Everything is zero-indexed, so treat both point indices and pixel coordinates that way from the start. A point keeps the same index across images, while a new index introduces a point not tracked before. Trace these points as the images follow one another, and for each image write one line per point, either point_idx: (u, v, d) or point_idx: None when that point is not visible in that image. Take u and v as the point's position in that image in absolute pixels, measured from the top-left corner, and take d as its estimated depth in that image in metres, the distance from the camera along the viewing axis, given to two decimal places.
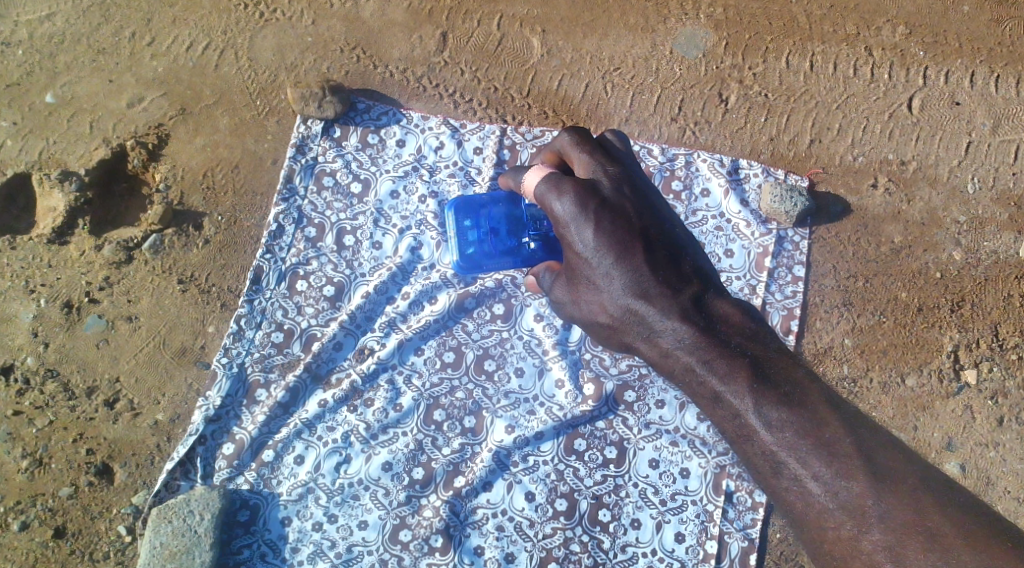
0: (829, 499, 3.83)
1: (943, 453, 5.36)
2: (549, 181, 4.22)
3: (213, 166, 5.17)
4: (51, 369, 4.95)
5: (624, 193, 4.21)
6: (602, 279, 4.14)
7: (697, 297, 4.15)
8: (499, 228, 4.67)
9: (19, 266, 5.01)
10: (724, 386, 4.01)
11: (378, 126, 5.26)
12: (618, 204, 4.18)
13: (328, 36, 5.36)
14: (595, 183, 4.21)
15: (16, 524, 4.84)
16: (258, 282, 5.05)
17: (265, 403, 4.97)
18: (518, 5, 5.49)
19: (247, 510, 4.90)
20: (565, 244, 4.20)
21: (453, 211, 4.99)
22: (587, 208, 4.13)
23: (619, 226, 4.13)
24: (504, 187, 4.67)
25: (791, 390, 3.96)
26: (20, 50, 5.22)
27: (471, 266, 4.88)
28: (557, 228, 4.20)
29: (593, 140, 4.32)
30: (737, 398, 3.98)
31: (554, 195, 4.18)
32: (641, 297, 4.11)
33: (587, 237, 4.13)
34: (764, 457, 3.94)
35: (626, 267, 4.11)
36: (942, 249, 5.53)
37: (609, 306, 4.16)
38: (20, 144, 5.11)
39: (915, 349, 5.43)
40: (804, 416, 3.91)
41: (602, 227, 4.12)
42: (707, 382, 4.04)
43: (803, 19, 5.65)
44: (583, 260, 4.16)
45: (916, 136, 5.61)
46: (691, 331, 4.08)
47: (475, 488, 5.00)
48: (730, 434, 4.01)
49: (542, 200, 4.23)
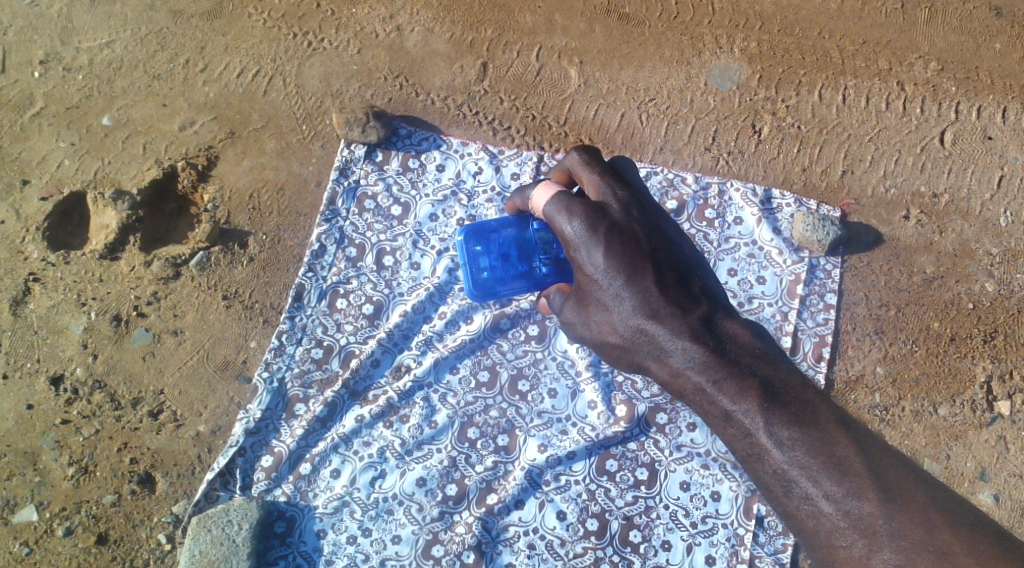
0: (840, 517, 3.87)
1: (977, 482, 5.34)
2: (559, 203, 4.33)
3: (259, 187, 5.36)
4: (98, 380, 5.12)
5: (633, 216, 4.32)
6: (612, 300, 4.25)
7: (707, 317, 4.24)
8: (509, 253, 4.79)
9: (72, 280, 5.20)
10: (734, 405, 4.07)
11: (418, 151, 5.43)
12: (627, 227, 4.30)
13: (373, 65, 5.56)
14: (605, 207, 4.32)
15: (61, 529, 4.98)
16: (300, 299, 5.21)
17: (303, 417, 5.09)
18: (557, 38, 5.67)
19: (284, 521, 5.01)
20: (576, 266, 4.31)
21: (461, 237, 4.88)
22: (597, 231, 4.25)
23: (628, 248, 4.25)
24: (512, 209, 4.77)
25: (802, 409, 4.02)
26: (81, 75, 5.47)
27: (485, 292, 4.94)
28: (568, 250, 4.32)
29: (603, 163, 4.44)
30: (747, 417, 4.03)
31: (565, 217, 4.30)
32: (650, 318, 4.21)
33: (597, 259, 4.25)
34: (776, 476, 3.99)
35: (635, 289, 4.22)
36: (974, 280, 5.56)
37: (619, 326, 4.26)
38: (76, 163, 5.34)
39: (947, 378, 5.44)
40: (814, 436, 3.97)
41: (611, 250, 4.24)
42: (717, 402, 4.11)
43: (836, 54, 5.77)
44: (592, 281, 4.28)
45: (948, 169, 5.68)
46: (701, 350, 4.16)
47: (507, 506, 5.07)
48: (740, 453, 4.06)
49: (553, 222, 4.35)
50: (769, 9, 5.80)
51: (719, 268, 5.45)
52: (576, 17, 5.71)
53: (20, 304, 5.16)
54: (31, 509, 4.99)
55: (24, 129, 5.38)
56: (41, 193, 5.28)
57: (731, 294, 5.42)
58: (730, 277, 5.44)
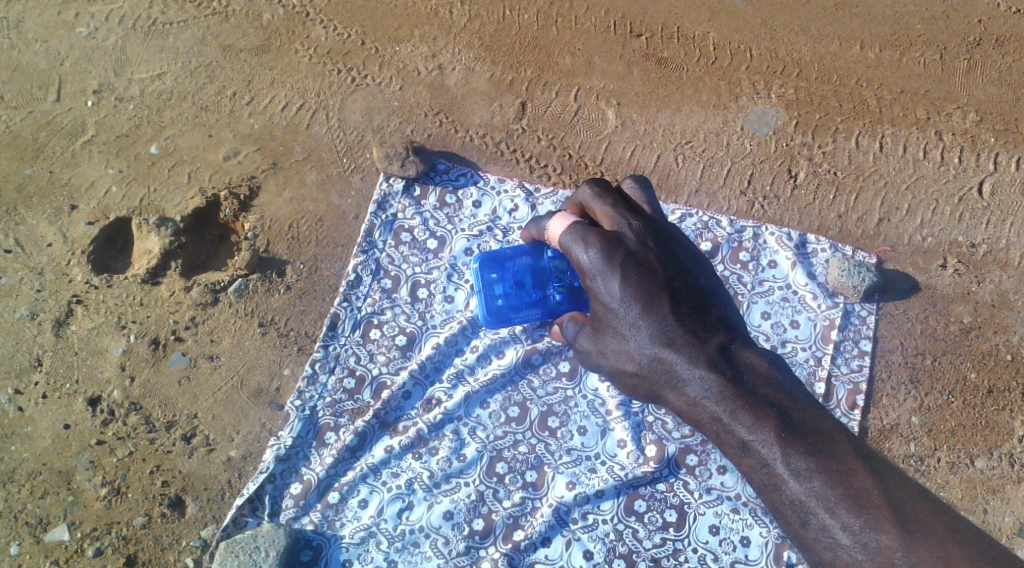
0: (858, 548, 3.89)
1: (1015, 538, 5.22)
2: (575, 233, 4.39)
3: (299, 218, 5.47)
4: (134, 403, 5.18)
5: (648, 245, 4.34)
6: (629, 329, 4.27)
7: (724, 347, 4.26)
8: (524, 281, 5.09)
9: (113, 302, 5.29)
10: (752, 435, 4.10)
11: (456, 187, 5.52)
12: (643, 256, 4.31)
13: (414, 102, 5.68)
14: (620, 236, 4.35)
15: (91, 549, 5.01)
16: (334, 329, 5.27)
17: (333, 445, 5.12)
18: (595, 80, 5.76)
19: (310, 550, 5.00)
20: (592, 294, 4.34)
21: (478, 263, 5.10)
22: (612, 260, 4.28)
23: (644, 277, 4.27)
24: (527, 238, 4.98)
25: (820, 441, 4.05)
26: (132, 105, 5.63)
27: (499, 320, 5.13)
28: (584, 279, 4.36)
29: (616, 193, 4.46)
30: (764, 448, 4.08)
31: (581, 246, 4.36)
32: (668, 346, 4.23)
33: (613, 288, 4.28)
34: (793, 506, 4.03)
35: (652, 318, 4.24)
36: (1013, 331, 5.50)
37: (636, 355, 4.28)
38: (123, 190, 5.48)
39: (985, 431, 5.36)
40: (833, 467, 3.99)
41: (628, 278, 4.26)
42: (735, 432, 4.14)
43: (873, 103, 5.80)
44: (609, 310, 4.31)
45: (986, 220, 5.65)
46: (718, 380, 4.18)
47: (535, 543, 5.04)
48: (758, 483, 4.11)
49: (569, 251, 4.41)
50: (807, 56, 5.86)
51: (752, 311, 5.42)
52: (615, 60, 5.80)
53: (62, 325, 5.26)
54: (63, 528, 5.03)
55: (75, 155, 5.53)
56: (88, 218, 5.42)
57: (764, 336, 5.38)
58: (764, 320, 5.41)
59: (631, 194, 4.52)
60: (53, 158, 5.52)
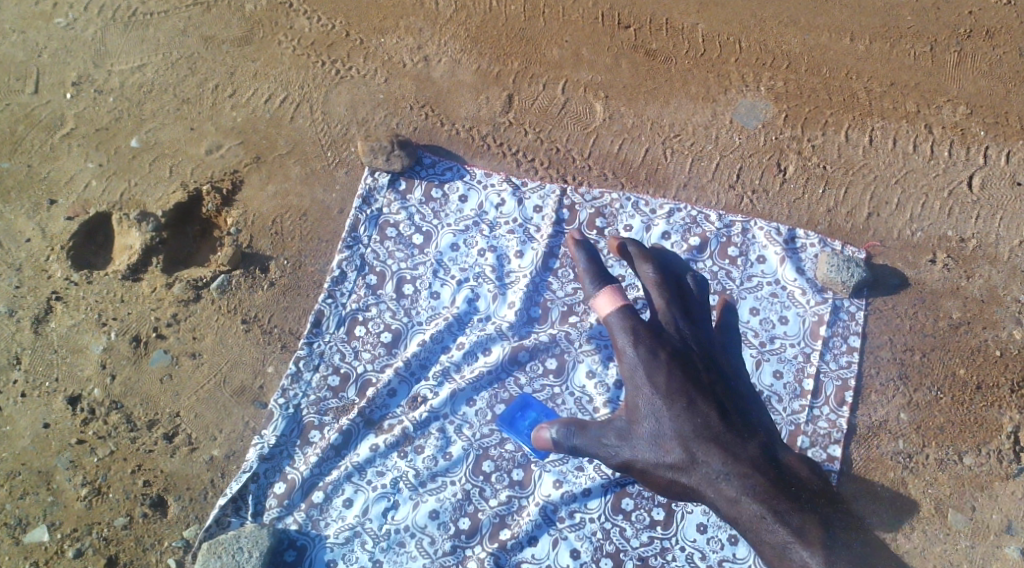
0: None
1: (1003, 536, 5.16)
2: (623, 322, 4.66)
3: (282, 213, 5.38)
4: (116, 401, 5.10)
5: (693, 347, 4.61)
6: (671, 421, 4.47)
7: (766, 449, 4.46)
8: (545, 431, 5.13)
9: (93, 299, 5.21)
10: (793, 537, 4.32)
11: (441, 181, 5.45)
12: (687, 354, 4.58)
13: (399, 94, 5.60)
14: (667, 334, 4.63)
15: (72, 550, 4.93)
16: (319, 325, 5.21)
17: (318, 444, 5.06)
18: (583, 71, 5.69)
19: (294, 550, 4.94)
20: (631, 387, 4.56)
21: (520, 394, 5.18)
22: (657, 356, 4.55)
23: (687, 375, 4.51)
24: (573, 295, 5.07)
25: (858, 547, 4.35)
26: (111, 97, 5.54)
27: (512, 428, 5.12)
28: (625, 371, 4.60)
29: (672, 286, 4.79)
30: (804, 550, 4.31)
31: (630, 340, 4.61)
32: (711, 441, 4.43)
33: (657, 381, 4.51)
34: None
35: (694, 413, 4.46)
36: (1002, 327, 5.43)
37: (675, 447, 4.45)
38: (103, 185, 5.39)
39: (974, 428, 5.30)
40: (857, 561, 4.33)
41: (671, 375, 4.51)
42: (777, 533, 4.34)
43: (863, 95, 5.74)
44: (648, 402, 4.51)
45: (976, 214, 5.59)
46: (761, 480, 4.38)
47: (521, 542, 4.99)
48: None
49: (616, 341, 4.66)
50: (797, 48, 5.79)
51: (740, 307, 5.39)
52: (603, 52, 5.73)
53: (41, 322, 5.17)
54: (43, 529, 4.95)
55: (53, 149, 5.44)
56: (66, 212, 5.32)
57: (752, 333, 5.36)
58: (752, 317, 5.38)
59: (689, 284, 4.87)
60: (31, 151, 5.43)
